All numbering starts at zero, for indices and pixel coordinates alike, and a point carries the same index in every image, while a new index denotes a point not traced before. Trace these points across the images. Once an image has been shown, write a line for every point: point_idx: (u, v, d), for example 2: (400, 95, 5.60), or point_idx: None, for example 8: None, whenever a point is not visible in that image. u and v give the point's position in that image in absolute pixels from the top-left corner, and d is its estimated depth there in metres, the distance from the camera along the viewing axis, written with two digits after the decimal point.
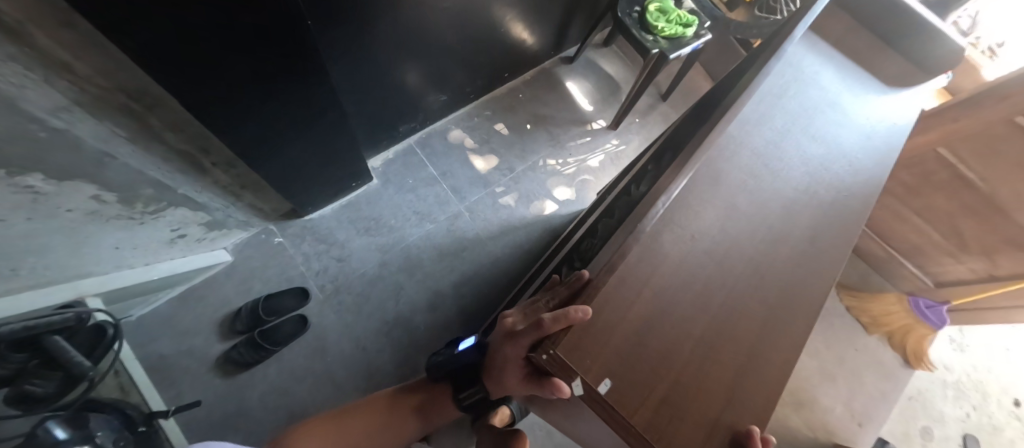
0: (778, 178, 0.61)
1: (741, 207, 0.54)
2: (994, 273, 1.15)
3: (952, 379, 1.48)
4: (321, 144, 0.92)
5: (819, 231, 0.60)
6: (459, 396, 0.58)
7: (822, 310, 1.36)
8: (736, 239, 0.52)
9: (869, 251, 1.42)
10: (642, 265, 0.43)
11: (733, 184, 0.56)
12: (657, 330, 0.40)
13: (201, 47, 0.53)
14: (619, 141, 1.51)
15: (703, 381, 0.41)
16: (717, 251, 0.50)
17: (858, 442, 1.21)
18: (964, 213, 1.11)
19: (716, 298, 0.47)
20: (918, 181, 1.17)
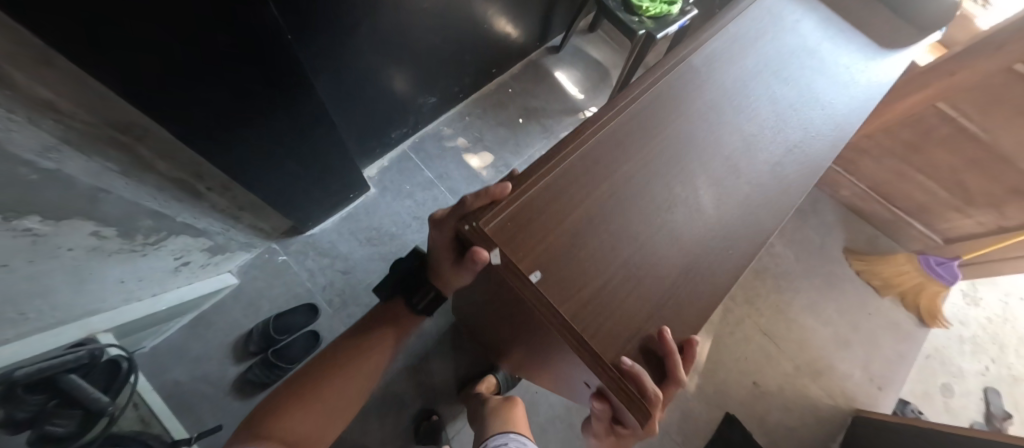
0: (736, 112, 0.64)
1: (691, 142, 0.59)
2: (1003, 224, 1.14)
3: (969, 334, 1.47)
4: (315, 158, 0.92)
5: (777, 171, 0.63)
6: (411, 304, 0.69)
7: (833, 277, 1.35)
8: (679, 170, 0.57)
9: (875, 214, 1.41)
10: (584, 183, 0.50)
11: (687, 120, 0.60)
12: (588, 238, 0.47)
13: (184, 73, 0.52)
14: None
15: (628, 283, 0.47)
16: (661, 177, 0.55)
17: (879, 405, 1.21)
18: (968, 167, 1.10)
19: (653, 219, 0.52)
20: (918, 139, 1.16)
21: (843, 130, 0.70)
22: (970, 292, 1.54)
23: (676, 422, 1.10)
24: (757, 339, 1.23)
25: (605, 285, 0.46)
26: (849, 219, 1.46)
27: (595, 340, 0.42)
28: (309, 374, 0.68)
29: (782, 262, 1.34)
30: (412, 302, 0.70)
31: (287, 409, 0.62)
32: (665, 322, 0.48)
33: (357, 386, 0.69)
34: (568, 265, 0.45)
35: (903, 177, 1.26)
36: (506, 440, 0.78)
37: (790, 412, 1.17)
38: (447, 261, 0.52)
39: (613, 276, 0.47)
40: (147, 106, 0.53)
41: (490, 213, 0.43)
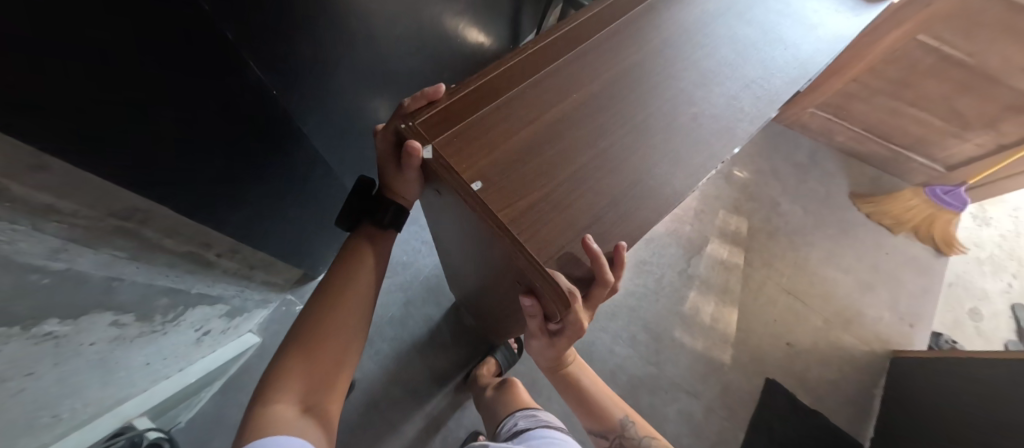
0: (699, 43, 0.59)
1: (646, 71, 0.54)
2: (1003, 142, 1.16)
3: (986, 255, 1.48)
4: (308, 201, 0.89)
5: (734, 102, 0.57)
6: (379, 222, 0.56)
7: (843, 224, 1.36)
8: (635, 98, 0.51)
9: (873, 153, 1.41)
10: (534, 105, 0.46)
11: (643, 53, 0.55)
12: (529, 153, 0.42)
13: (186, 150, 0.53)
14: None
15: (572, 200, 0.42)
16: (613, 99, 0.50)
17: (914, 342, 1.21)
18: (960, 92, 1.11)
19: (602, 143, 0.46)
20: (905, 74, 1.15)
21: (809, 68, 0.64)
22: (980, 214, 1.55)
23: (718, 396, 1.10)
24: (782, 298, 1.23)
25: (547, 197, 0.41)
26: (849, 164, 1.46)
27: (531, 243, 0.38)
28: (292, 339, 0.53)
29: (792, 218, 1.34)
30: (379, 219, 0.57)
31: (281, 386, 0.48)
32: (601, 234, 0.42)
33: (355, 335, 0.56)
34: (509, 176, 0.41)
35: (896, 114, 1.26)
36: (518, 419, 0.77)
37: (828, 365, 1.17)
38: (390, 171, 0.48)
39: (555, 190, 0.42)
40: (156, 194, 0.52)
41: (428, 115, 0.40)
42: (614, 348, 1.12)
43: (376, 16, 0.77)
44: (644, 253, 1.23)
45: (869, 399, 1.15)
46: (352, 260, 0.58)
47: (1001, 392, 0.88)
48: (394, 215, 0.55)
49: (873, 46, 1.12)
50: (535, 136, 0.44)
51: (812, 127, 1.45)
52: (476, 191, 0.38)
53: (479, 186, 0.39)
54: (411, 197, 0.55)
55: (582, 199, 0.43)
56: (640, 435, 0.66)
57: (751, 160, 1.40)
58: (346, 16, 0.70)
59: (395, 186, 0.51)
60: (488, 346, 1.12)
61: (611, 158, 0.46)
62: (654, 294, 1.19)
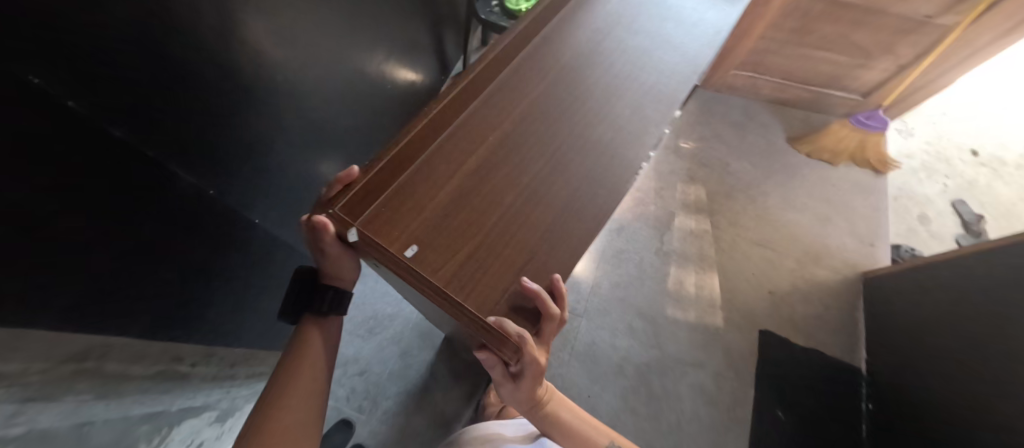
0: (624, 33, 0.54)
1: (568, 72, 0.47)
2: (903, 63, 1.29)
3: (918, 163, 1.61)
4: (259, 288, 0.84)
5: (660, 87, 0.50)
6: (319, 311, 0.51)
7: (790, 168, 1.44)
8: (563, 102, 0.44)
9: (797, 98, 1.50)
10: (465, 142, 0.38)
11: (567, 54, 0.48)
12: (462, 200, 0.35)
13: (134, 262, 0.49)
14: None
15: (513, 238, 0.35)
16: (548, 114, 0.42)
17: (878, 259, 1.30)
18: (854, 28, 1.22)
19: (534, 166, 0.39)
20: (804, 22, 1.24)
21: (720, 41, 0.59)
22: (904, 128, 1.69)
23: (722, 360, 1.13)
24: (755, 251, 1.29)
25: (489, 245, 0.34)
26: (780, 112, 1.53)
27: (474, 299, 0.31)
28: None
29: (744, 175, 1.41)
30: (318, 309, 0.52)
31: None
32: (546, 261, 0.34)
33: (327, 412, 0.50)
34: (446, 231, 0.34)
35: (807, 60, 1.35)
36: None
37: (811, 303, 1.22)
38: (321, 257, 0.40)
39: (495, 233, 0.34)
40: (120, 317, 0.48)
41: (352, 198, 0.31)
42: (615, 342, 1.13)
43: (281, 85, 0.72)
44: (619, 242, 1.27)
45: (855, 323, 1.21)
46: (298, 340, 0.52)
47: (968, 286, 0.95)
48: (335, 303, 0.50)
49: (769, 4, 1.20)
50: (472, 178, 0.36)
51: (738, 86, 1.51)
52: (409, 261, 0.31)
53: (414, 251, 0.32)
54: (349, 275, 0.49)
55: (537, 236, 0.35)
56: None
57: (693, 130, 1.47)
58: (248, 86, 0.63)
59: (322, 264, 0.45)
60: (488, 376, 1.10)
61: (557, 176, 0.38)
62: (638, 280, 1.22)
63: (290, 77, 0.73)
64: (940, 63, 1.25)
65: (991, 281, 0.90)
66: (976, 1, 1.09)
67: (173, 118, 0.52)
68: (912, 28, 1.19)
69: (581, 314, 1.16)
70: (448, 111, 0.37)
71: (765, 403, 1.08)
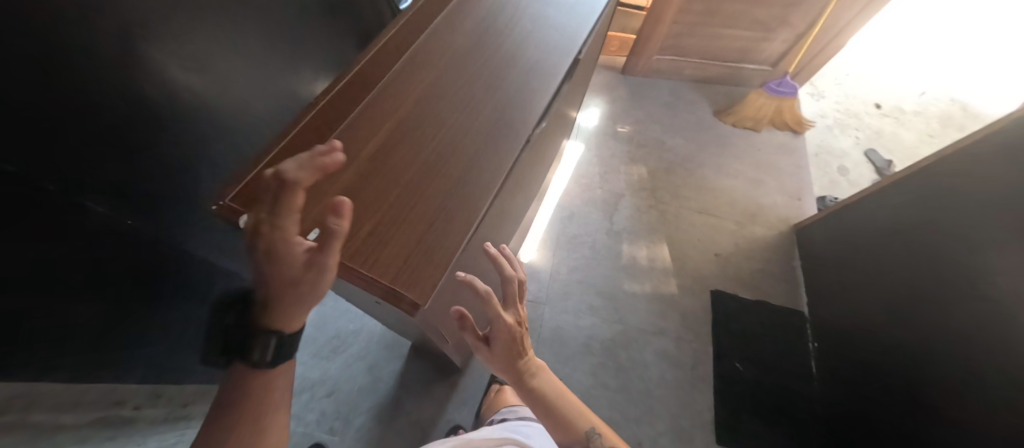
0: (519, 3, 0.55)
1: (464, 52, 0.48)
2: (799, 32, 1.43)
3: (831, 121, 1.77)
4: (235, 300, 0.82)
5: (556, 56, 0.51)
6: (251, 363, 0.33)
7: (719, 138, 1.55)
8: (458, 81, 0.45)
9: (716, 75, 1.62)
10: (361, 128, 0.39)
11: (463, 34, 0.49)
12: (362, 183, 0.36)
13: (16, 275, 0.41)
14: None
15: (412, 213, 0.36)
16: (446, 89, 0.44)
17: (806, 210, 1.42)
18: (750, 5, 1.34)
19: (431, 144, 0.40)
20: (707, 4, 1.35)
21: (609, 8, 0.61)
22: (815, 91, 1.86)
23: (681, 322, 1.20)
24: (698, 219, 1.37)
25: (387, 221, 0.35)
26: (704, 89, 1.64)
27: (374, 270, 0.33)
28: None
29: (679, 149, 1.51)
30: (256, 359, 0.33)
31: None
32: (443, 231, 0.36)
33: None
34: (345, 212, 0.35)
35: (718, 38, 1.47)
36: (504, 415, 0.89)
37: (754, 259, 1.32)
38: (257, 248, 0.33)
39: (393, 210, 0.36)
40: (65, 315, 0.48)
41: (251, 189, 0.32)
42: (579, 322, 1.18)
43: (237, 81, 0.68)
44: (571, 228, 1.32)
45: (794, 272, 1.31)
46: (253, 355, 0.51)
47: (894, 218, 1.04)
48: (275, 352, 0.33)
49: None
50: (372, 159, 0.38)
51: (662, 70, 1.61)
52: (310, 242, 0.32)
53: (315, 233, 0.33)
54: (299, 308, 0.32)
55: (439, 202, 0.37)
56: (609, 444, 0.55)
57: (628, 116, 1.56)
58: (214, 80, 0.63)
59: (293, 295, 0.30)
60: (459, 377, 1.10)
61: (453, 148, 0.41)
62: (594, 261, 1.27)
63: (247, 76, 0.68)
64: (828, 28, 1.39)
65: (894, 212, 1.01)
66: None
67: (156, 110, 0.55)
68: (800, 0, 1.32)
69: (543, 302, 1.19)
70: (340, 100, 0.38)
71: (724, 357, 1.15)
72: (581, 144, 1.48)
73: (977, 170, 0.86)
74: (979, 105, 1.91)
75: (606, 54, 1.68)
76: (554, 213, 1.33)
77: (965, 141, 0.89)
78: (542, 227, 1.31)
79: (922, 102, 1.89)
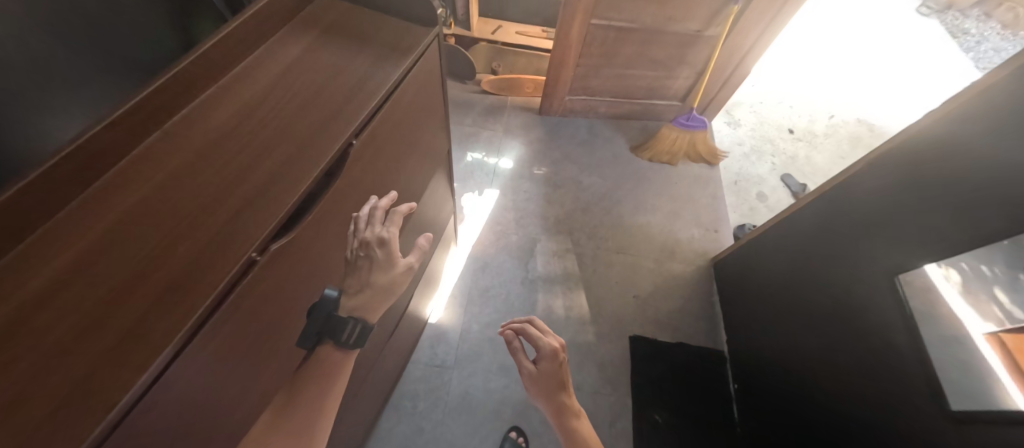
0: (307, 76, 0.47)
1: (243, 122, 0.42)
2: (698, 69, 1.47)
3: (748, 148, 1.82)
4: None
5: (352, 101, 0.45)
6: (339, 345, 0.42)
7: (637, 173, 1.54)
8: (228, 153, 0.39)
9: (630, 111, 1.64)
10: (92, 224, 0.32)
11: (245, 103, 0.43)
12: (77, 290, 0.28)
13: None
14: (462, 182, 1.44)
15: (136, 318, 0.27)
16: (214, 165, 0.38)
17: (722, 242, 1.42)
18: (646, 48, 1.36)
19: (178, 230, 0.33)
20: (606, 48, 1.36)
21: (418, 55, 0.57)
22: (731, 120, 1.92)
23: (598, 375, 1.14)
24: (616, 260, 1.34)
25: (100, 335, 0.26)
26: (620, 125, 1.65)
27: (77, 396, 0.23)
28: None
29: (597, 188, 1.49)
30: (342, 339, 0.42)
31: None
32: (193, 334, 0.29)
33: None
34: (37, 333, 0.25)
35: (622, 78, 1.48)
36: None
37: (673, 298, 1.29)
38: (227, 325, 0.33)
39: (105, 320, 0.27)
40: None
41: None
42: (489, 384, 1.10)
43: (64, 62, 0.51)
44: (484, 279, 1.25)
45: (712, 308, 1.29)
46: None
47: (794, 256, 1.02)
48: (359, 336, 0.43)
49: (568, 37, 1.31)
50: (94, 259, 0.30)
51: (577, 109, 1.62)
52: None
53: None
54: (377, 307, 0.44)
55: (104, 356, 0.25)
56: None
57: (545, 157, 1.54)
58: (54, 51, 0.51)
59: (377, 289, 0.44)
60: None
61: (150, 273, 0.30)
62: (507, 316, 1.20)
63: (115, 68, 0.43)
64: (725, 66, 1.42)
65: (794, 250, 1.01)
66: (726, 13, 1.26)
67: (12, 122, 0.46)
68: (691, 41, 1.34)
69: (452, 366, 1.11)
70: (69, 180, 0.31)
71: (643, 410, 1.09)
72: (496, 191, 1.44)
73: (850, 206, 0.88)
74: (884, 124, 2.00)
75: (523, 95, 1.68)
76: (465, 267, 1.27)
77: (848, 173, 0.90)
78: (451, 282, 1.23)
79: (832, 124, 1.97)
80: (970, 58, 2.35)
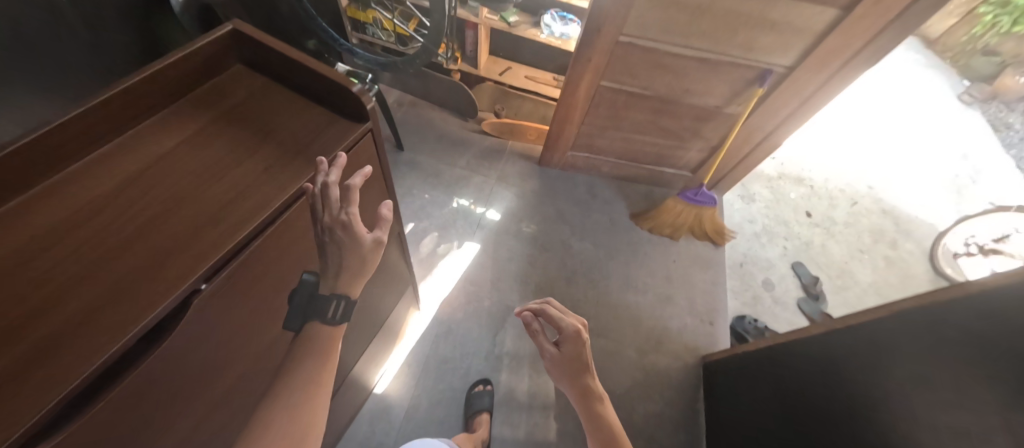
0: (176, 178, 0.39)
1: (162, 169, 0.39)
2: (713, 144, 1.34)
3: (759, 228, 1.68)
4: None
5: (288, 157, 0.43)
6: (325, 322, 0.44)
7: (633, 244, 1.42)
8: (138, 207, 0.36)
9: (635, 175, 1.52)
10: None
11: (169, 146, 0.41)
12: None
13: None
14: (441, 231, 1.33)
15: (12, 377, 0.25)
16: (119, 217, 0.35)
17: (716, 338, 1.27)
18: (657, 116, 1.25)
19: (57, 294, 0.30)
20: (614, 111, 1.25)
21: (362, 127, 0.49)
22: (745, 194, 1.79)
23: None
24: (595, 342, 1.20)
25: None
26: (623, 187, 1.54)
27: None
28: None
29: (587, 256, 1.36)
30: (328, 317, 0.44)
31: None
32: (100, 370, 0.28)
33: None
34: None
35: (630, 141, 1.37)
36: None
37: (651, 398, 1.14)
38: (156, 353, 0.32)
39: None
40: None
41: None
42: None
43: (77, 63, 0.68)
44: (444, 348, 1.13)
45: (695, 415, 1.14)
46: None
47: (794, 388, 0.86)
48: (344, 310, 0.43)
49: (575, 95, 1.21)
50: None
51: (579, 165, 1.51)
52: None
53: None
54: (358, 283, 0.44)
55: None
56: None
57: (536, 212, 1.42)
58: (77, 65, 0.68)
59: (352, 274, 0.44)
60: None
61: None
62: (462, 396, 1.07)
63: None
64: (743, 145, 1.30)
65: (794, 388, 0.86)
66: (749, 93, 1.13)
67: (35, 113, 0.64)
68: (708, 115, 1.23)
69: None
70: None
71: None
72: (476, 244, 1.32)
73: (880, 345, 0.68)
74: (913, 217, 1.84)
75: (524, 141, 1.57)
76: (426, 331, 1.14)
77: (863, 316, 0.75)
78: (409, 346, 1.11)
79: (854, 212, 1.82)
80: (1013, 155, 2.18)
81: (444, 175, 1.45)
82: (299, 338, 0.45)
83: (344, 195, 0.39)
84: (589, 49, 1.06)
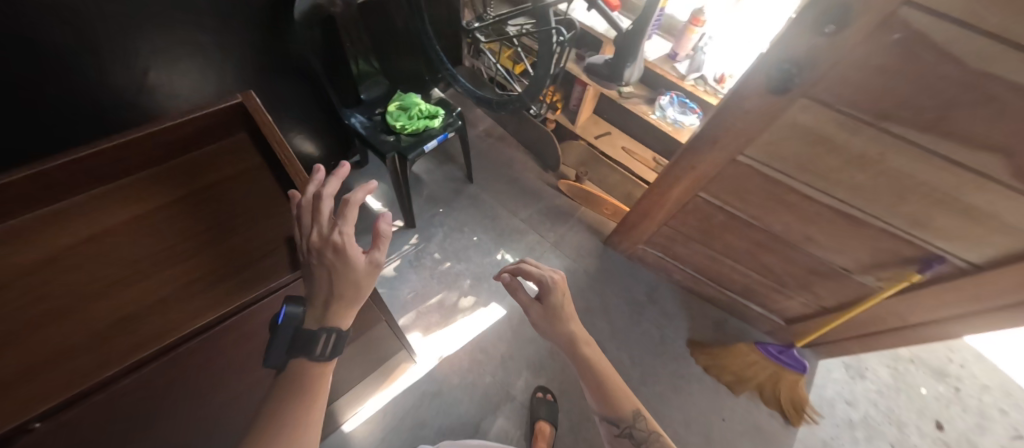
0: (103, 266, 0.41)
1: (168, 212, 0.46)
2: (826, 304, 1.04)
3: (859, 416, 1.29)
4: None
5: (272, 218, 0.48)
6: (312, 358, 0.40)
7: (678, 378, 1.17)
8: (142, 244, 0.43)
9: (712, 296, 1.27)
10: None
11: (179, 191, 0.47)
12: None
13: None
14: (474, 281, 1.25)
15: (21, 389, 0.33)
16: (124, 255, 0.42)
17: None
18: (759, 250, 1.01)
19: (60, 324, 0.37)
20: (706, 226, 1.05)
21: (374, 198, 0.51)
22: (854, 364, 1.39)
23: None
24: None
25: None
26: (691, 304, 1.30)
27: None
28: None
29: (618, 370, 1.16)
30: (315, 353, 0.40)
31: None
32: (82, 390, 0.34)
33: None
34: None
35: (716, 262, 1.14)
36: None
37: None
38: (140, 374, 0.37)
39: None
40: None
41: None
42: None
43: (195, 43, 0.77)
44: (426, 410, 1.04)
45: None
46: None
47: None
48: (332, 345, 0.40)
49: (665, 194, 1.04)
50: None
51: (648, 262, 1.31)
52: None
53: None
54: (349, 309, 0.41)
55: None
56: (652, 429, 0.57)
57: (579, 297, 1.26)
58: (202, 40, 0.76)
59: (345, 303, 0.41)
60: None
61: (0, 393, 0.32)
62: None
63: None
64: (869, 322, 0.99)
65: None
66: (899, 272, 0.84)
67: (160, 88, 0.77)
68: (829, 273, 0.95)
69: None
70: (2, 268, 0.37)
71: None
72: (502, 309, 1.21)
73: None
74: None
75: (599, 213, 1.41)
76: (415, 385, 1.06)
77: None
78: (393, 394, 1.04)
79: None
80: None
81: (500, 222, 1.37)
82: (288, 375, 0.41)
83: (344, 216, 0.41)
84: (695, 158, 0.89)
